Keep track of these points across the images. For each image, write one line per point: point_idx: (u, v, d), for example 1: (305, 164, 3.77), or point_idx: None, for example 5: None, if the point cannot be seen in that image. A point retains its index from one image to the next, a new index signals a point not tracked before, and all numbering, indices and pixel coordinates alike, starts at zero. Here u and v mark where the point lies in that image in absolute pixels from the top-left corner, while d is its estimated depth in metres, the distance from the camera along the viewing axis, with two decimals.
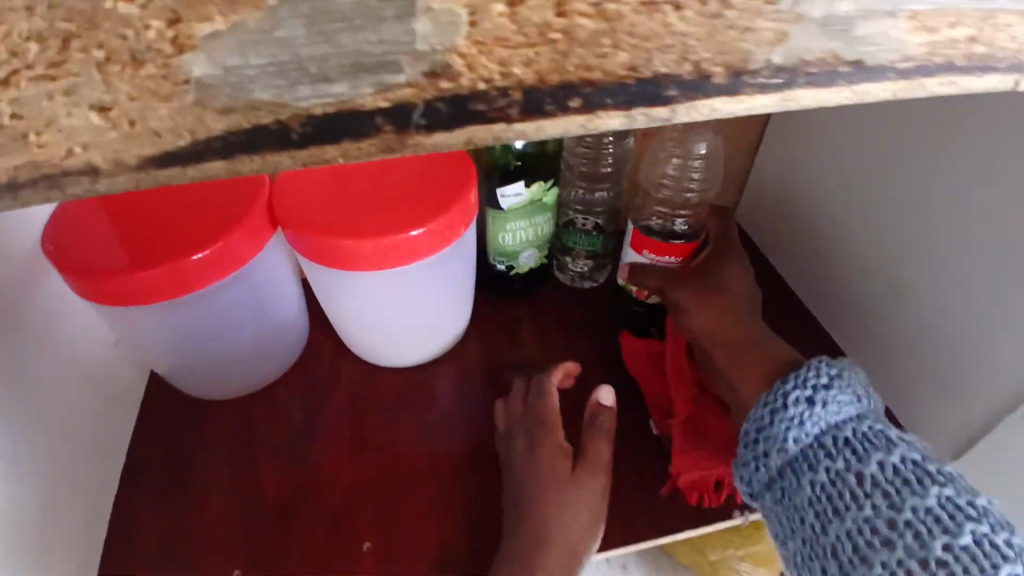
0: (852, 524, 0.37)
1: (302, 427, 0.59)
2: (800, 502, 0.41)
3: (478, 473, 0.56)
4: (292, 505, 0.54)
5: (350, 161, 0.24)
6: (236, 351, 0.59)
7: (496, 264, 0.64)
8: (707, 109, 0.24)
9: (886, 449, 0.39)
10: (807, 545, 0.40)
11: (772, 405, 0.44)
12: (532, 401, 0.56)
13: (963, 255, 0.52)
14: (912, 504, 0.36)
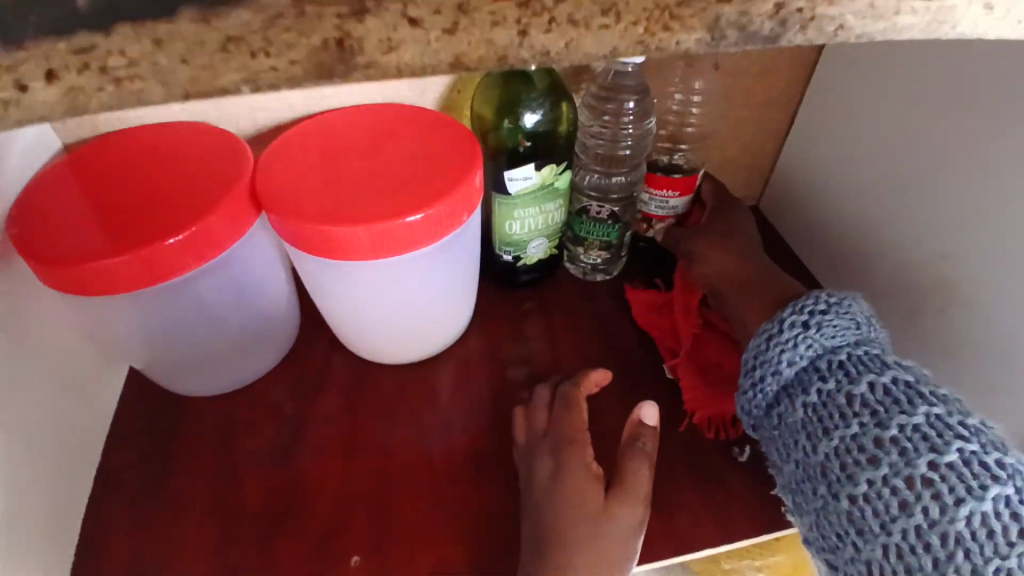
0: (840, 441, 0.38)
1: (289, 428, 0.54)
2: (792, 425, 0.41)
3: (487, 484, 0.51)
4: (278, 515, 0.49)
5: (254, 81, 0.23)
6: (221, 346, 0.54)
7: (502, 254, 0.58)
8: (824, 17, 0.25)
9: (877, 370, 0.39)
10: (799, 468, 0.41)
11: (768, 330, 0.43)
12: (557, 415, 0.50)
13: (999, 232, 0.46)
14: (900, 421, 0.36)
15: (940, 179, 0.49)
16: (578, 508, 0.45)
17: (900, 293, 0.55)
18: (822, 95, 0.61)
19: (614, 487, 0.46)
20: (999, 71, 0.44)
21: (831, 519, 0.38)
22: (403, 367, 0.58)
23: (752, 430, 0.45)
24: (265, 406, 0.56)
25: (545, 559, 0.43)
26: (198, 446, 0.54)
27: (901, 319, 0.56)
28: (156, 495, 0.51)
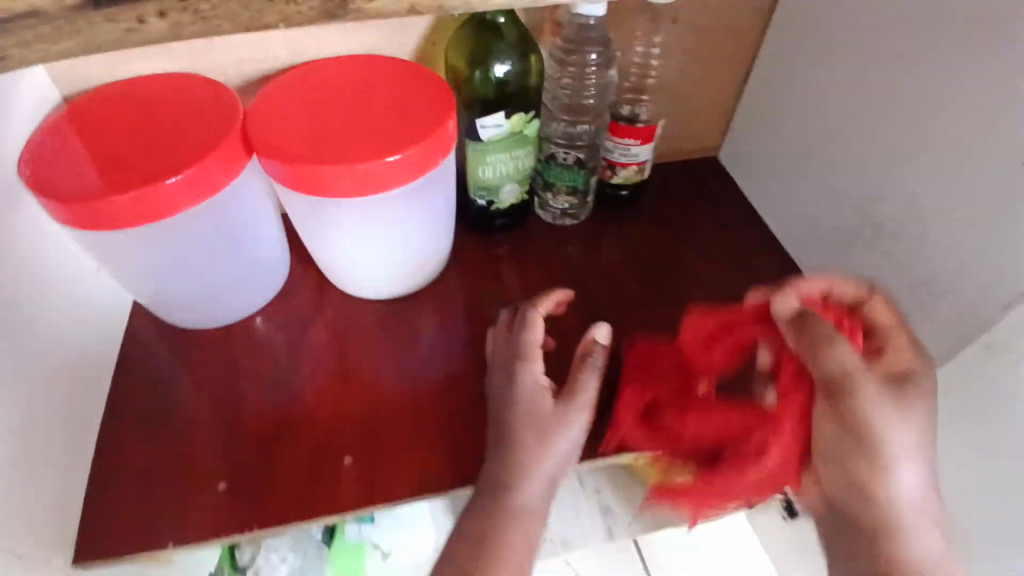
0: None
1: (286, 358, 0.59)
2: None
3: (466, 404, 0.56)
4: (277, 431, 0.54)
5: None
6: (218, 282, 0.59)
7: (476, 199, 0.63)
8: None
9: None
10: None
11: None
12: (519, 329, 0.55)
13: (942, 166, 0.51)
14: None
15: (897, 121, 0.55)
16: (533, 417, 0.50)
17: (860, 228, 0.61)
18: (790, 47, 0.65)
19: (563, 396, 0.52)
20: (942, 23, 0.49)
21: None
22: (389, 304, 0.63)
23: None
24: (263, 339, 0.61)
25: (512, 461, 0.49)
26: (202, 374, 0.59)
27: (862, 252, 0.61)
28: (165, 416, 0.56)
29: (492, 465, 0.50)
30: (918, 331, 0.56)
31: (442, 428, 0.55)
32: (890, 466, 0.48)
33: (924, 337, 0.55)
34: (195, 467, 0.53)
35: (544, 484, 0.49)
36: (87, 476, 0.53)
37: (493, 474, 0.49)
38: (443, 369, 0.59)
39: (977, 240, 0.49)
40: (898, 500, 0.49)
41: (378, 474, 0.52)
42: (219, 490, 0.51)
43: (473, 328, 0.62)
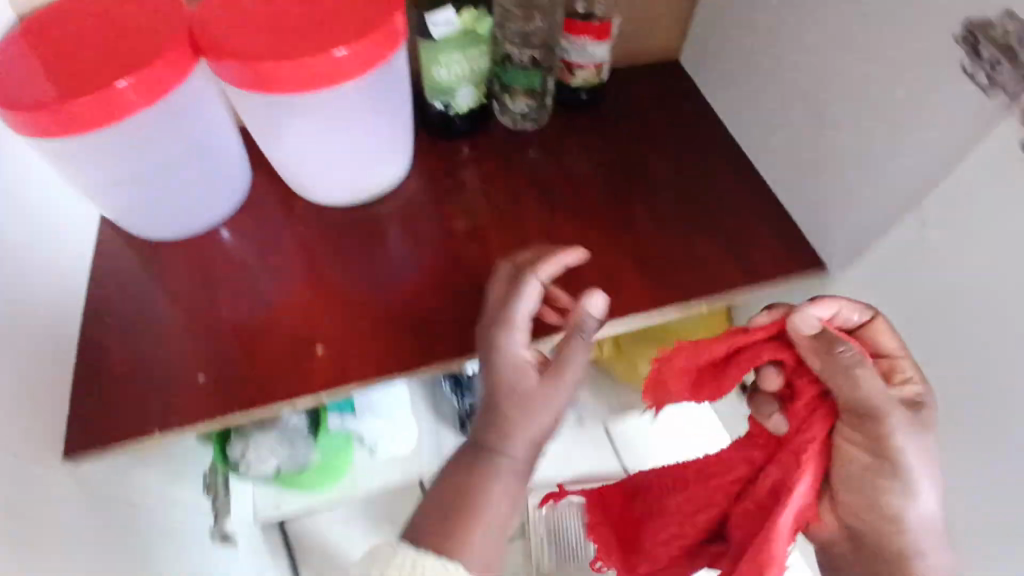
0: None
1: (255, 264, 0.61)
2: None
3: (429, 296, 0.59)
4: (249, 330, 0.57)
5: None
6: (184, 193, 0.60)
7: (434, 102, 0.64)
8: None
9: None
10: None
11: None
12: (507, 286, 0.53)
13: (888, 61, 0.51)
14: None
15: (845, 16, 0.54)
16: (513, 393, 0.50)
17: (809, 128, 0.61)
18: None
19: (546, 371, 0.50)
20: None
21: None
22: (350, 210, 0.65)
23: None
24: (232, 252, 0.62)
25: (495, 426, 0.50)
26: (176, 283, 0.61)
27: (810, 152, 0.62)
28: (143, 324, 0.59)
29: (476, 435, 0.51)
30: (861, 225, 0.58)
31: (406, 315, 0.58)
32: (908, 485, 0.50)
33: (866, 231, 0.58)
34: (177, 369, 0.56)
35: (518, 455, 0.50)
36: (76, 390, 0.55)
37: (477, 439, 0.51)
38: (407, 265, 0.61)
39: (906, 125, 0.51)
40: (910, 516, 0.51)
41: (346, 363, 0.55)
42: (200, 383, 0.55)
43: (434, 229, 0.63)
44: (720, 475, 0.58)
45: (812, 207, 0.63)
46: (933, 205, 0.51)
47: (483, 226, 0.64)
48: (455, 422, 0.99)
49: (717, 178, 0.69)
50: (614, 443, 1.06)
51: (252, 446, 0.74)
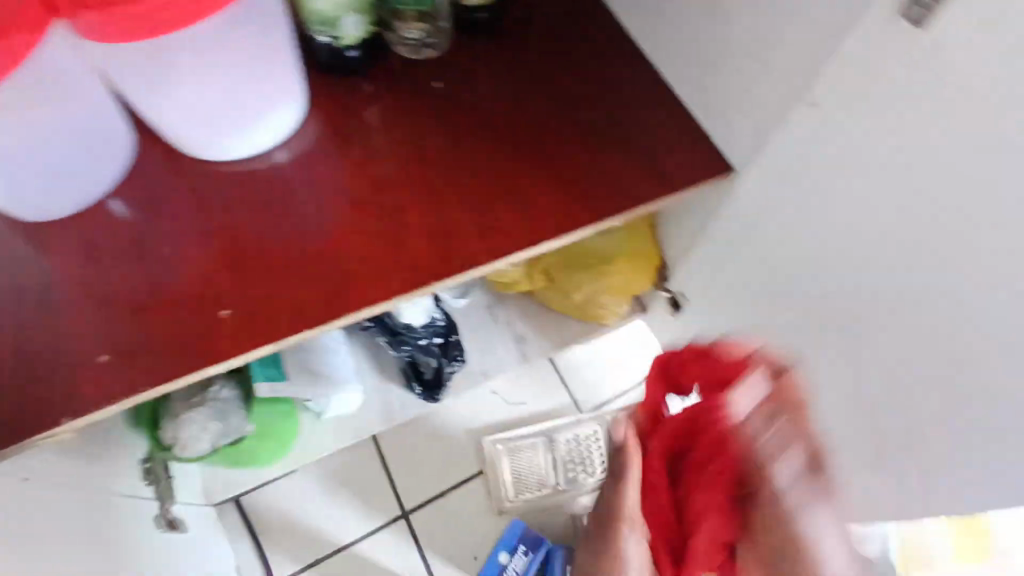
0: None
1: (150, 235, 0.57)
2: None
3: (338, 245, 0.58)
4: (148, 301, 0.55)
5: None
6: (63, 164, 0.55)
7: (319, 36, 0.61)
8: None
9: None
10: None
11: None
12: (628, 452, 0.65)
13: None
14: None
15: None
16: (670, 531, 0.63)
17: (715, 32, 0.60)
18: None
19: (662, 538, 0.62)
20: None
21: None
22: (248, 164, 0.61)
23: None
24: (124, 225, 0.58)
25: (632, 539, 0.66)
26: (66, 264, 0.56)
27: (717, 59, 0.61)
28: (37, 313, 0.54)
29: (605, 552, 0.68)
30: (775, 125, 0.58)
31: (315, 268, 0.57)
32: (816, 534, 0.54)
33: (779, 130, 0.58)
34: (80, 352, 0.53)
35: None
36: None
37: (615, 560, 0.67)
38: (313, 216, 0.59)
39: (797, 11, 0.51)
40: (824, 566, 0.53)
41: (255, 321, 0.55)
42: (100, 361, 0.52)
43: (339, 174, 0.61)
44: (660, 477, 0.63)
45: (724, 113, 0.63)
46: (829, 89, 0.52)
47: (389, 165, 0.61)
48: (399, 374, 0.98)
49: (625, 90, 0.68)
50: (561, 371, 1.08)
51: (184, 425, 0.71)
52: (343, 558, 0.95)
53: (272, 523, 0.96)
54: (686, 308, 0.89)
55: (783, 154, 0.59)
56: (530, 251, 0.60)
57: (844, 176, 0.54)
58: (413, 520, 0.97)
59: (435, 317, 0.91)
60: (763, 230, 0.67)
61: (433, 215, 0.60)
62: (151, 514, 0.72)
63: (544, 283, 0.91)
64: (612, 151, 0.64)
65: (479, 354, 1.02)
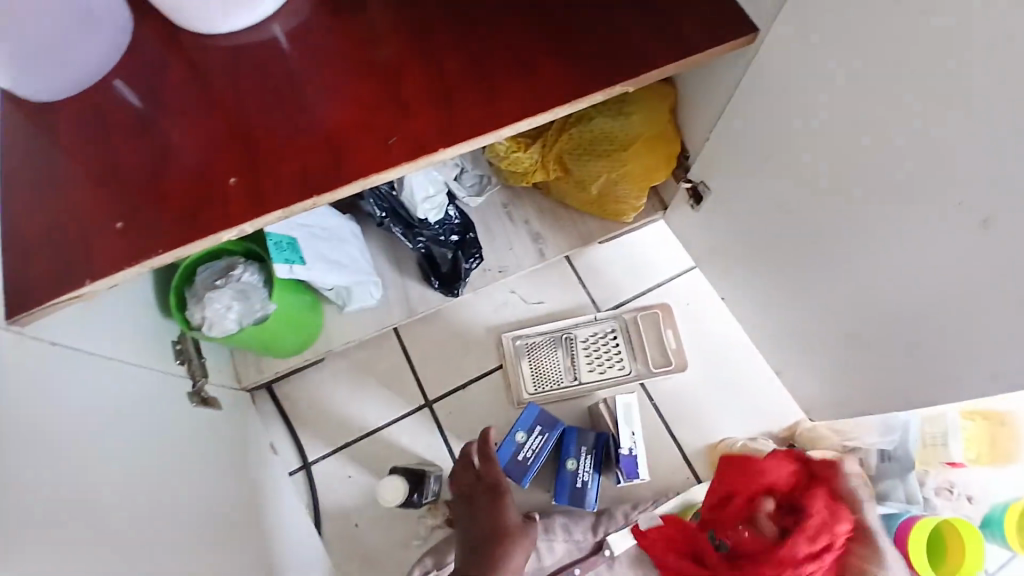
0: (903, 464, 0.90)
1: (157, 111, 0.58)
2: (907, 478, 0.89)
3: (340, 115, 0.57)
4: (158, 174, 0.56)
5: None
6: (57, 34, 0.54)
7: None
8: None
9: (892, 459, 0.90)
10: (904, 483, 0.90)
11: (902, 468, 0.90)
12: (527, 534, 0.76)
13: None
14: (901, 471, 0.90)
15: None
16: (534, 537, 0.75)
17: None
18: None
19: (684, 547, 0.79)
20: None
21: (897, 492, 0.90)
22: (244, 37, 0.60)
23: (906, 491, 0.89)
24: (133, 105, 0.58)
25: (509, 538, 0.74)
26: (76, 139, 0.57)
27: None
28: (54, 185, 0.56)
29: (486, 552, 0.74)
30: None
31: (317, 136, 0.56)
32: None
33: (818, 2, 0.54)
34: (100, 220, 0.55)
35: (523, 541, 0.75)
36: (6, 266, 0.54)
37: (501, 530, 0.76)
38: (313, 86, 0.58)
39: None
40: None
41: (261, 190, 0.55)
42: (117, 229, 0.55)
43: (336, 44, 0.59)
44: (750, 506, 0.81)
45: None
46: None
47: (387, 33, 0.59)
48: (416, 270, 1.00)
49: None
50: (578, 270, 1.07)
51: (207, 304, 0.74)
52: (371, 443, 1.00)
53: (303, 411, 1.01)
54: (707, 198, 0.86)
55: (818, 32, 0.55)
56: (534, 121, 0.58)
57: (874, 40, 0.50)
58: (437, 410, 1.01)
59: (449, 213, 0.92)
60: (784, 100, 0.63)
61: (435, 86, 0.58)
62: (184, 387, 0.77)
63: (558, 174, 0.89)
64: (622, 15, 0.61)
65: (493, 246, 1.01)
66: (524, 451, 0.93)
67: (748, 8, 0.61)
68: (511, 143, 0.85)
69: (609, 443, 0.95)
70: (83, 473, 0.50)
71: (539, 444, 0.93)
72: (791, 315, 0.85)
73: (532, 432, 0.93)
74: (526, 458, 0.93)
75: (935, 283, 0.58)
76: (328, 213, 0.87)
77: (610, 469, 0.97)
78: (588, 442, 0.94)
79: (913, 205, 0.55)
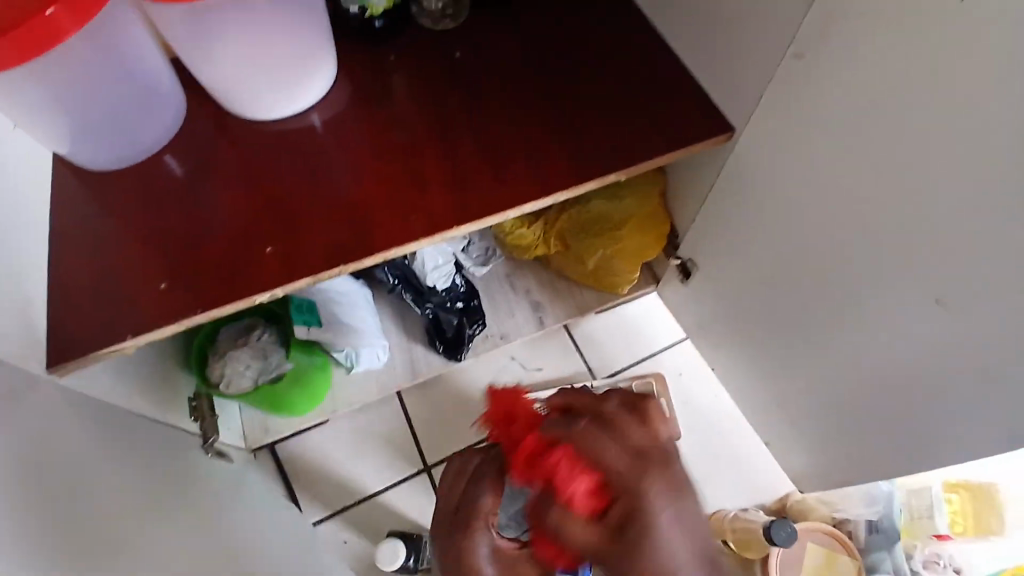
0: (891, 536, 0.94)
1: (201, 186, 0.65)
2: (895, 549, 0.94)
3: (368, 195, 0.64)
4: (201, 241, 0.62)
5: None
6: (121, 117, 0.62)
7: (349, 7, 0.68)
8: None
9: (879, 530, 0.95)
10: (892, 555, 0.94)
11: (890, 538, 0.94)
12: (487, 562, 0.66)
13: None
14: (891, 543, 0.94)
15: None
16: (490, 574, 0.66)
17: (729, 22, 0.64)
18: None
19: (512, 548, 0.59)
20: None
21: (886, 565, 0.94)
22: (283, 124, 0.68)
23: (896, 563, 0.94)
24: (178, 180, 0.65)
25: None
26: (127, 209, 0.64)
27: (729, 45, 0.65)
28: (103, 248, 0.62)
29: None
30: (785, 108, 0.62)
31: (345, 212, 0.63)
32: None
33: (788, 112, 0.62)
34: (144, 282, 0.60)
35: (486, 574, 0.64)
36: (55, 321, 0.59)
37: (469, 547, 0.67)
38: (344, 168, 0.65)
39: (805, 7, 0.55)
40: None
41: (293, 258, 0.61)
42: (159, 290, 0.60)
43: (364, 132, 0.67)
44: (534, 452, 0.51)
45: (736, 95, 0.67)
46: (812, 40, 0.55)
47: (412, 124, 0.68)
48: (422, 335, 1.05)
49: (627, 61, 0.72)
50: (575, 338, 1.12)
51: (227, 362, 0.82)
52: (370, 507, 1.01)
53: (302, 472, 1.03)
54: (695, 273, 0.93)
55: (790, 139, 0.63)
56: (538, 203, 0.66)
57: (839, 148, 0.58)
58: (434, 474, 1.03)
59: (456, 282, 0.98)
60: (762, 191, 0.70)
61: (452, 171, 0.65)
62: (198, 441, 0.81)
63: (558, 249, 0.97)
64: (618, 114, 0.69)
65: (494, 311, 1.07)
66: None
67: (727, 110, 0.70)
68: (516, 221, 0.93)
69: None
70: (120, 519, 0.53)
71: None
72: (776, 387, 0.89)
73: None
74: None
75: (906, 359, 0.63)
76: (345, 280, 0.92)
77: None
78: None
79: (881, 285, 0.61)
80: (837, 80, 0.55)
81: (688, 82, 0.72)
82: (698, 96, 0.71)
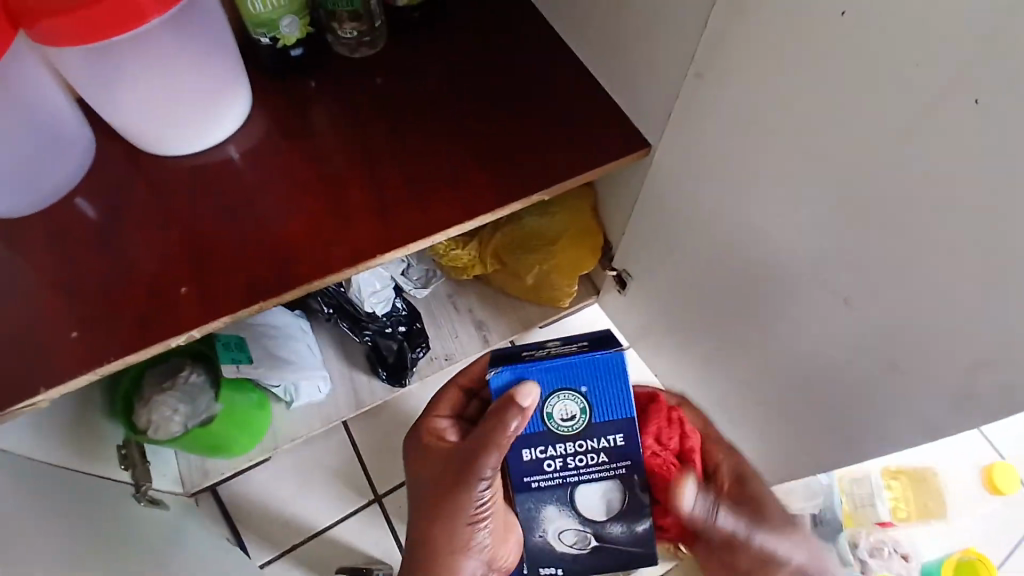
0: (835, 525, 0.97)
1: (114, 227, 0.62)
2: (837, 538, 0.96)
3: (287, 227, 0.63)
4: (113, 285, 0.59)
5: None
6: (20, 163, 0.59)
7: (260, 38, 0.66)
8: None
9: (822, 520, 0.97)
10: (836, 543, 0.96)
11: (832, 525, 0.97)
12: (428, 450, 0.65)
13: None
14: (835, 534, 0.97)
15: None
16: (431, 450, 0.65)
17: (633, 44, 0.66)
18: None
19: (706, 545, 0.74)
20: None
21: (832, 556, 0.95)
22: (197, 159, 0.66)
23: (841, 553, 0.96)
24: (87, 222, 0.62)
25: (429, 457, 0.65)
26: (34, 255, 0.60)
27: (637, 65, 0.67)
28: (9, 299, 0.58)
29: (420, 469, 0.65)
30: (692, 126, 0.64)
31: (266, 245, 0.62)
32: None
33: (694, 130, 0.64)
34: (54, 330, 0.57)
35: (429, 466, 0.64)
36: None
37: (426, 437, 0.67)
38: (265, 202, 0.64)
39: (699, 30, 0.57)
40: None
41: (212, 296, 0.59)
42: (71, 339, 0.57)
43: (282, 164, 0.66)
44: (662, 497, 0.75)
45: (648, 113, 0.69)
46: (709, 59, 0.57)
47: (332, 152, 0.67)
48: (365, 362, 1.03)
49: (542, 84, 0.73)
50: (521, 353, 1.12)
51: (154, 408, 0.78)
52: (321, 543, 0.98)
53: (248, 513, 0.99)
54: (631, 283, 0.94)
55: (698, 155, 0.65)
56: (463, 227, 0.66)
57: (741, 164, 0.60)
58: (386, 502, 1.01)
59: (397, 305, 0.96)
60: (679, 204, 0.72)
61: (374, 200, 0.65)
62: (129, 491, 0.76)
63: (495, 267, 0.97)
64: (540, 135, 0.70)
65: (437, 332, 1.06)
66: (543, 457, 0.59)
67: (641, 127, 0.71)
68: (450, 242, 0.93)
69: (635, 488, 0.61)
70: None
71: (597, 462, 0.60)
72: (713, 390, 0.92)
73: (586, 436, 0.59)
74: (547, 473, 0.60)
75: None
76: (279, 312, 0.90)
77: (624, 523, 0.62)
78: (625, 466, 0.60)
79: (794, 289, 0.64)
80: (731, 99, 0.57)
81: (606, 100, 0.73)
82: (616, 114, 0.73)
